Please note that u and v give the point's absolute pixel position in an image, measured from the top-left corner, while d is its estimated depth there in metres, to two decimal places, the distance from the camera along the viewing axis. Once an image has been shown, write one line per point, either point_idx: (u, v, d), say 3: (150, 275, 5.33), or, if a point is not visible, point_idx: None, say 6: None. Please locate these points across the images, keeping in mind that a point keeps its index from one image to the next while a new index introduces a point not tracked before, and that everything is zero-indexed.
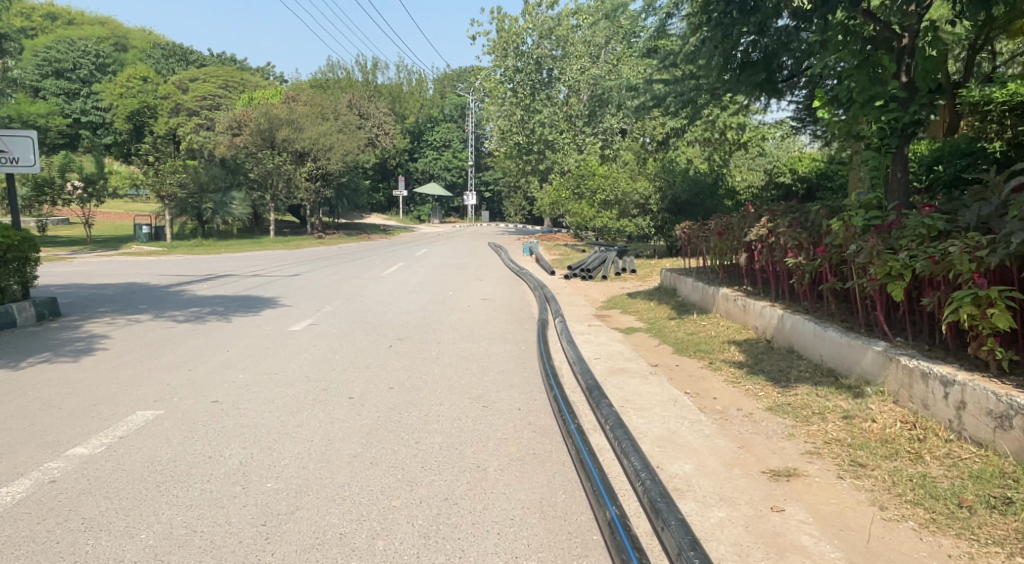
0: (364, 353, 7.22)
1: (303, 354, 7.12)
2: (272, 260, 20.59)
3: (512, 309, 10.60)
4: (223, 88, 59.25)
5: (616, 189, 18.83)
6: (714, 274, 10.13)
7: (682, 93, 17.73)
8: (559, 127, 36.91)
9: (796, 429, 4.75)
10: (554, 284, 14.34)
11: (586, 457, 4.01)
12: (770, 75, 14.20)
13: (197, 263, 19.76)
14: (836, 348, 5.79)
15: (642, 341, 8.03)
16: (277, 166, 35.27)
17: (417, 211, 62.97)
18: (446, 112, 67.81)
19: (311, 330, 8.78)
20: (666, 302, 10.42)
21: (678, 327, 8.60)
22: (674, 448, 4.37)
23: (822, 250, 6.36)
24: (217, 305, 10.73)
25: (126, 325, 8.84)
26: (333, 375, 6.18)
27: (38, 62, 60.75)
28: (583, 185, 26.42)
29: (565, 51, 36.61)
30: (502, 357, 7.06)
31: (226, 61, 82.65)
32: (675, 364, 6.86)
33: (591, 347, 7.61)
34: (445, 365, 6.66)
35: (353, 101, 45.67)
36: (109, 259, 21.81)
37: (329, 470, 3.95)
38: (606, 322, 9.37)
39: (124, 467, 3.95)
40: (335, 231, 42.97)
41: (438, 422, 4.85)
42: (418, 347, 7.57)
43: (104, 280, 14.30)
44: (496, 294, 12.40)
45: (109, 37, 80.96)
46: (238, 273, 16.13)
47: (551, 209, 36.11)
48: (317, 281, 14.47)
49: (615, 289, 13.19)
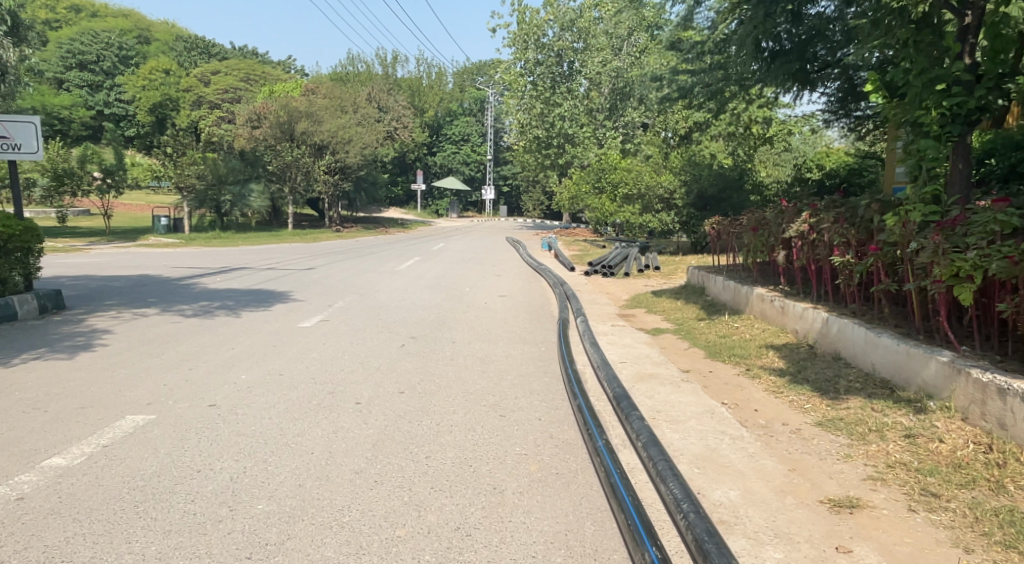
0: (375, 353, 6.80)
1: (310, 354, 6.71)
2: (287, 254, 20.29)
3: (531, 307, 10.13)
4: (244, 81, 59.40)
5: (639, 181, 17.72)
6: (746, 273, 9.56)
7: (710, 84, 17.03)
8: (580, 121, 36.31)
9: (851, 449, 4.23)
10: (574, 280, 13.83)
11: (617, 480, 3.52)
12: (804, 68, 13.71)
13: (212, 256, 19.53)
14: (891, 357, 5.24)
15: (670, 344, 7.50)
16: (295, 159, 34.77)
17: (435, 206, 62.70)
18: (466, 106, 67.35)
19: (321, 327, 8.38)
20: (694, 302, 9.87)
21: (709, 329, 8.06)
22: (715, 469, 3.88)
23: (873, 248, 5.82)
24: (226, 299, 10.40)
25: (130, 319, 8.52)
26: (340, 378, 5.76)
27: (62, 54, 61.38)
28: (604, 179, 25.84)
29: (587, 43, 35.98)
30: (521, 359, 6.59)
31: (247, 54, 82.90)
32: (707, 370, 6.33)
33: (616, 350, 7.11)
34: (460, 368, 6.21)
35: (372, 94, 45.38)
36: (124, 250, 21.68)
37: (328, 490, 3.51)
38: (631, 323, 8.85)
39: (102, 483, 3.54)
40: (353, 225, 42.81)
41: (450, 434, 4.40)
42: (431, 347, 7.14)
43: (116, 272, 14.09)
44: (514, 290, 11.93)
45: (133, 30, 81.74)
46: (252, 266, 15.85)
47: (570, 203, 35.53)
48: (331, 276, 14.10)
49: (638, 287, 12.66)
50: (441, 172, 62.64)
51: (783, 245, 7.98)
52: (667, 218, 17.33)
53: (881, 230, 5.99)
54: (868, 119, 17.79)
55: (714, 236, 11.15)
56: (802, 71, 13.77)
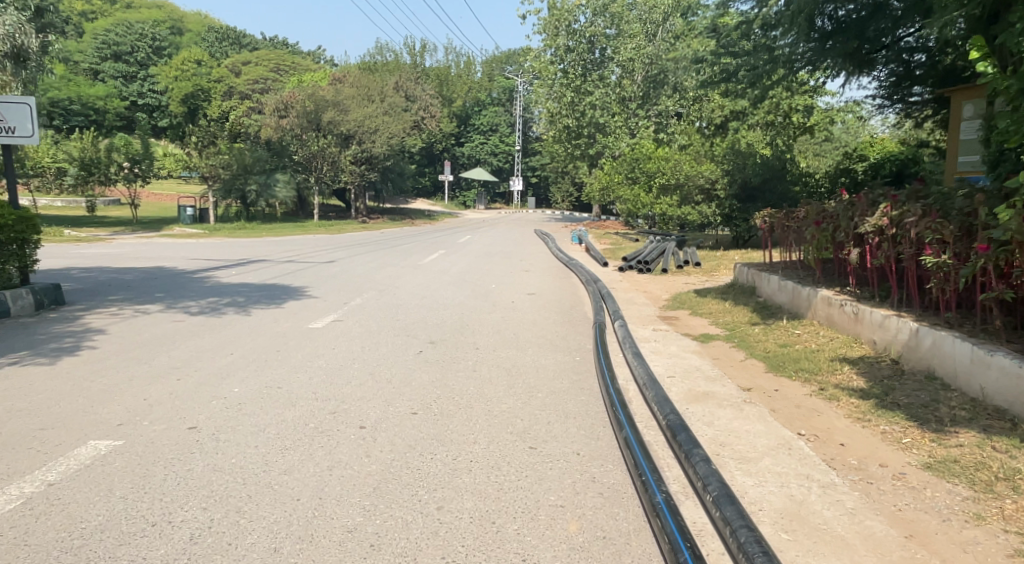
0: (388, 362, 6.02)
1: (316, 361, 5.97)
2: (311, 246, 19.75)
3: (563, 307, 9.28)
4: (274, 72, 59.36)
5: (677, 170, 16.67)
6: (804, 272, 8.57)
7: (755, 68, 15.93)
8: (611, 110, 35.09)
9: (979, 506, 3.29)
10: (607, 277, 12.92)
11: (686, 556, 2.66)
12: (862, 46, 12.58)
13: (234, 247, 19.11)
14: (1008, 382, 4.26)
15: (725, 355, 6.58)
16: (321, 149, 34.49)
17: (462, 197, 62.06)
18: (495, 96, 66.31)
19: (333, 328, 7.66)
20: (746, 303, 8.90)
21: (766, 337, 7.12)
22: (809, 537, 2.99)
23: (981, 247, 4.82)
24: (237, 294, 9.77)
25: (131, 316, 7.90)
26: (345, 393, 4.99)
27: (98, 46, 62.18)
28: (637, 169, 24.82)
29: (620, 30, 34.70)
30: (554, 372, 5.74)
31: (277, 45, 83.04)
32: (772, 388, 5.41)
33: (662, 361, 6.22)
34: (483, 382, 5.39)
35: (399, 83, 44.66)
36: (148, 240, 21.43)
37: (309, 558, 2.72)
38: (675, 327, 7.95)
39: (29, 542, 2.80)
40: (379, 217, 42.35)
41: (469, 474, 3.57)
42: (453, 354, 6.34)
43: (132, 264, 13.65)
44: (545, 288, 11.08)
45: (166, 21, 82.55)
46: (272, 258, 15.31)
47: (601, 195, 34.46)
48: (352, 270, 13.44)
49: (678, 285, 11.70)
50: (469, 162, 61.86)
51: (855, 242, 6.97)
52: (705, 209, 16.49)
53: (989, 225, 4.99)
54: (927, 106, 16.40)
55: (766, 232, 10.14)
56: (857, 51, 12.69)
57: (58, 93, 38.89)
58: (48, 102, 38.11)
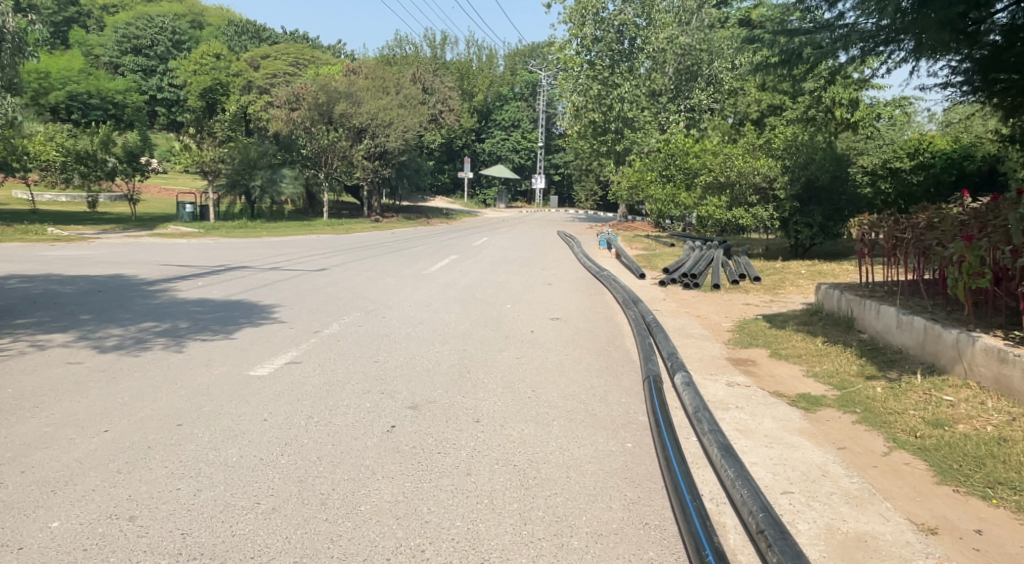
0: (337, 452, 3.89)
1: (224, 451, 3.84)
2: (308, 248, 17.78)
3: (598, 340, 7.10)
4: (292, 66, 58.01)
5: (728, 166, 13.83)
6: (930, 303, 6.24)
7: (821, 46, 13.16)
8: (641, 104, 32.68)
9: None
10: (646, 293, 10.72)
11: None
12: (967, 15, 9.86)
13: (224, 249, 17.18)
14: None
15: (854, 439, 4.32)
16: (331, 143, 32.55)
17: (482, 195, 59.79)
18: (517, 90, 64.05)
19: (282, 376, 5.52)
20: (846, 343, 6.62)
21: (906, 407, 4.84)
22: None
23: None
24: (181, 317, 7.69)
25: (16, 355, 5.87)
26: (234, 540, 2.84)
27: (118, 39, 61.24)
28: (673, 166, 22.55)
29: (651, 19, 32.38)
30: (596, 482, 3.55)
31: (298, 39, 82.11)
32: (971, 528, 3.16)
33: (762, 458, 3.97)
34: (478, 510, 3.20)
35: (417, 75, 42.80)
36: (134, 240, 19.62)
37: None
38: (757, 381, 5.68)
39: None
40: (393, 215, 40.54)
41: None
42: (438, 436, 4.20)
43: (89, 270, 11.76)
44: (572, 311, 8.88)
45: (187, 15, 81.73)
46: (256, 264, 13.30)
47: (629, 195, 32.06)
48: (342, 281, 11.38)
49: (737, 306, 9.45)
50: (490, 159, 59.81)
51: None
52: (764, 212, 13.52)
53: None
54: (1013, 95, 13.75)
55: (861, 246, 7.74)
56: (960, 24, 9.93)
57: (74, 85, 32.79)
58: (62, 95, 32.50)
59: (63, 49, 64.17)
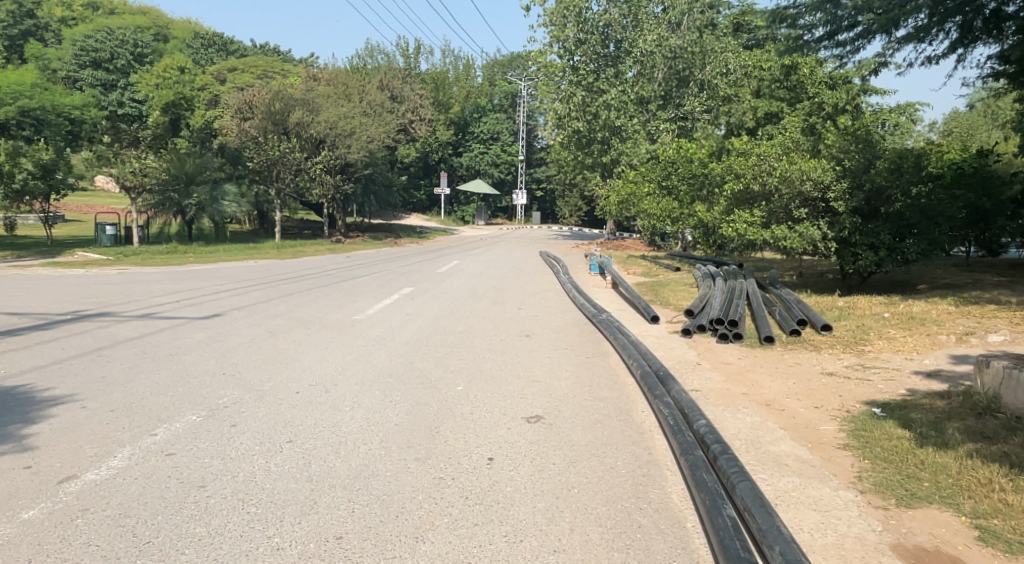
0: None
1: None
2: (225, 279, 14.21)
3: (616, 490, 3.64)
4: (261, 78, 54.29)
5: (765, 172, 10.61)
6: None
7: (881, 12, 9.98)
8: (629, 111, 29.29)
9: None
10: (667, 352, 7.29)
11: None
12: None
13: (115, 283, 13.50)
14: None
15: None
16: (282, 154, 28.37)
17: (461, 212, 56.37)
18: (495, 102, 61.25)
19: None
20: None
21: None
22: None
23: None
24: None
25: None
26: None
27: (75, 52, 56.24)
28: (673, 178, 19.36)
29: (636, 21, 29.37)
30: None
31: (269, 53, 78.01)
32: None
33: None
34: None
35: (385, 82, 39.51)
36: (18, 271, 15.85)
37: None
38: None
39: None
40: (359, 233, 36.96)
41: None
42: None
43: None
44: (562, 400, 5.42)
45: (151, 27, 76.91)
46: (124, 308, 9.67)
47: (618, 212, 28.71)
48: (226, 337, 7.79)
49: (818, 380, 6.04)
50: (468, 174, 56.32)
51: None
52: (815, 231, 10.25)
53: None
54: None
55: None
56: None
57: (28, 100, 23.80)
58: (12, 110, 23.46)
59: (17, 63, 59.17)
